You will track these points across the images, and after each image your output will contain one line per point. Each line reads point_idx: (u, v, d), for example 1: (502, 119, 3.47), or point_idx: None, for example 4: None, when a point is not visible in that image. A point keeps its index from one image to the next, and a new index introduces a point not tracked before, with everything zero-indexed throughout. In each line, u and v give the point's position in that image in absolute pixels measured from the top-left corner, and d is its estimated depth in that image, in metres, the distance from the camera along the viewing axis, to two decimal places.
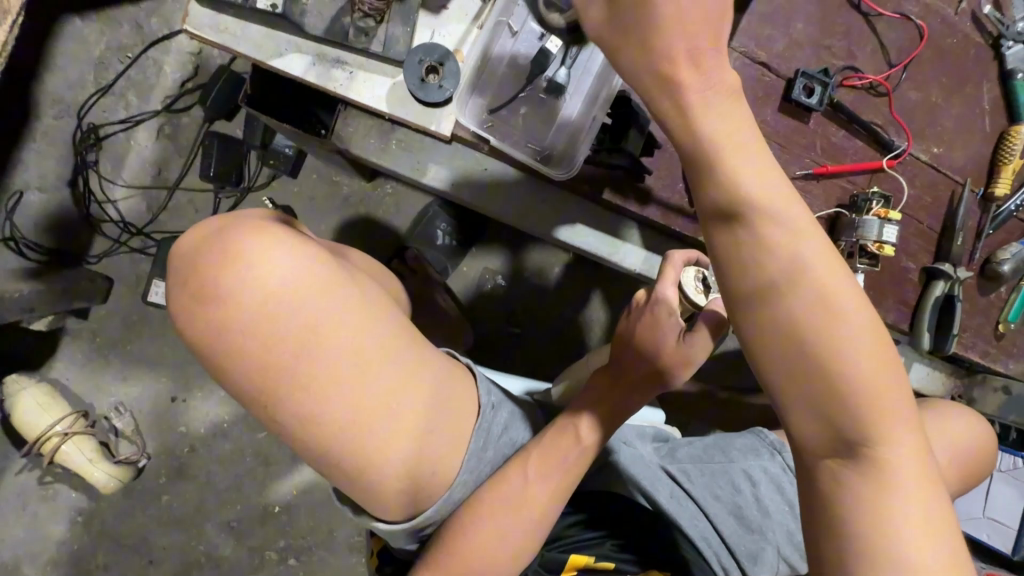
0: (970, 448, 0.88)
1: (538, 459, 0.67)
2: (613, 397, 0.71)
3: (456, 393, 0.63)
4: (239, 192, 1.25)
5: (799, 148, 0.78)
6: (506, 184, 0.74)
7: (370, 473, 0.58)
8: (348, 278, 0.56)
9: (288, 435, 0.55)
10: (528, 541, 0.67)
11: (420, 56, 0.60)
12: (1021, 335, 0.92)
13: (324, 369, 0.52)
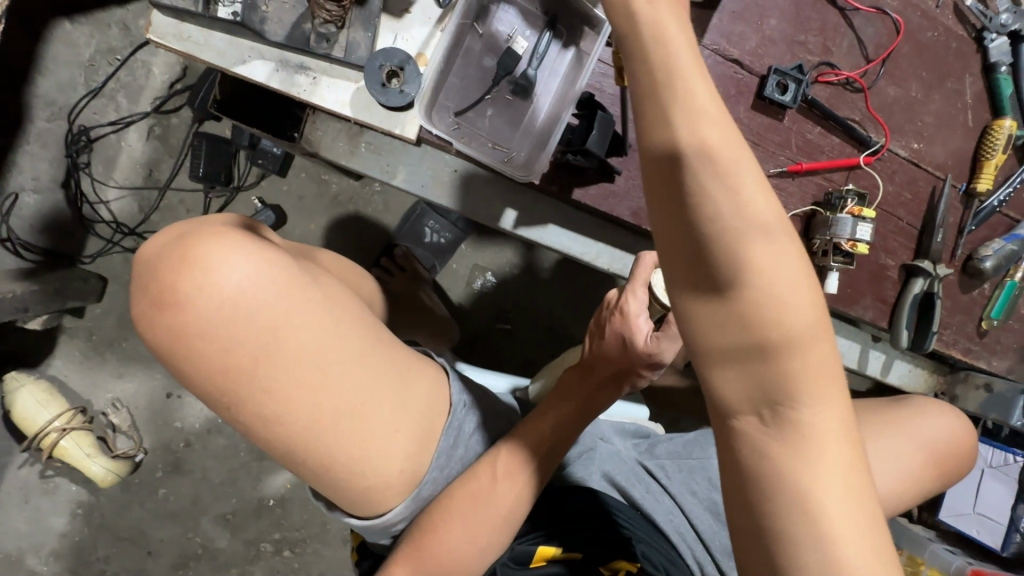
0: (947, 444, 0.88)
1: (507, 457, 0.68)
2: (583, 394, 0.72)
3: (422, 393, 0.64)
4: (229, 192, 1.27)
5: (774, 146, 0.78)
6: (476, 185, 0.75)
7: (337, 470, 0.59)
8: (309, 280, 0.56)
9: (253, 436, 0.56)
10: (497, 538, 0.68)
11: (381, 61, 0.60)
12: (1004, 332, 0.91)
13: (282, 374, 0.53)
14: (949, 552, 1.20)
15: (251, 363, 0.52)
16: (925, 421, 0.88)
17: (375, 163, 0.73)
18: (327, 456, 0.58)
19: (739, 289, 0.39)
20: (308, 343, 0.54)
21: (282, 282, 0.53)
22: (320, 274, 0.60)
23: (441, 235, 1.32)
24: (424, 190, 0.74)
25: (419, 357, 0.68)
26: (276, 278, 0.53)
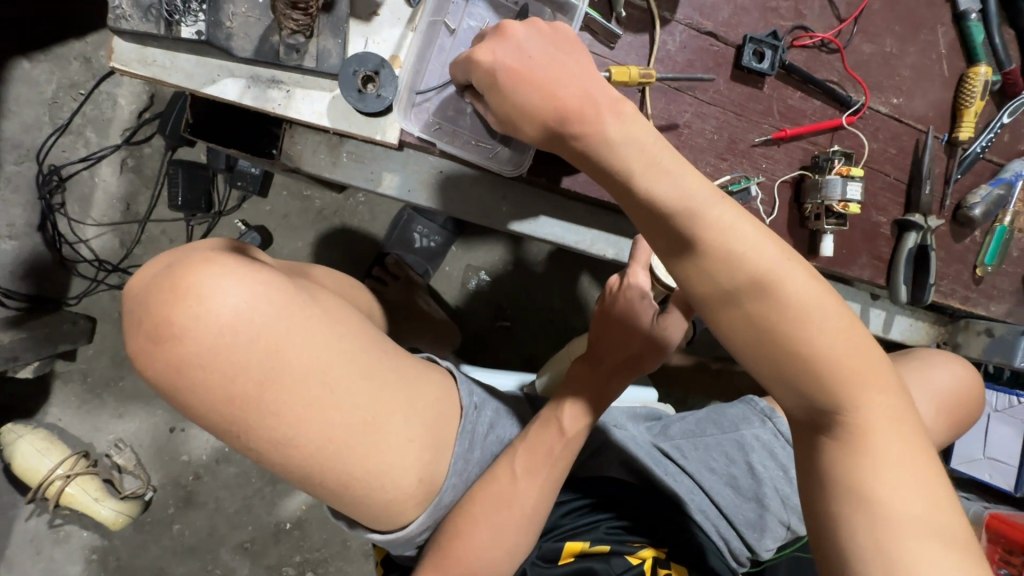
0: (954, 392, 0.89)
1: (524, 459, 0.67)
2: (594, 382, 0.71)
3: (431, 398, 0.64)
4: (211, 218, 1.25)
5: (756, 115, 0.77)
6: (464, 184, 0.72)
7: (356, 488, 0.58)
8: (307, 298, 0.55)
9: (266, 462, 0.55)
10: (520, 538, 0.68)
11: (354, 66, 0.59)
12: (999, 276, 0.92)
13: (291, 397, 0.52)
14: (966, 499, 1.21)
15: (257, 389, 0.51)
16: (932, 371, 0.89)
17: (359, 171, 0.69)
18: (345, 473, 0.57)
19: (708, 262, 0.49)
20: (314, 363, 0.53)
21: (279, 302, 0.52)
22: (315, 289, 0.59)
23: (431, 239, 1.29)
24: (410, 195, 0.71)
25: (425, 365, 0.67)
26: (272, 299, 0.52)
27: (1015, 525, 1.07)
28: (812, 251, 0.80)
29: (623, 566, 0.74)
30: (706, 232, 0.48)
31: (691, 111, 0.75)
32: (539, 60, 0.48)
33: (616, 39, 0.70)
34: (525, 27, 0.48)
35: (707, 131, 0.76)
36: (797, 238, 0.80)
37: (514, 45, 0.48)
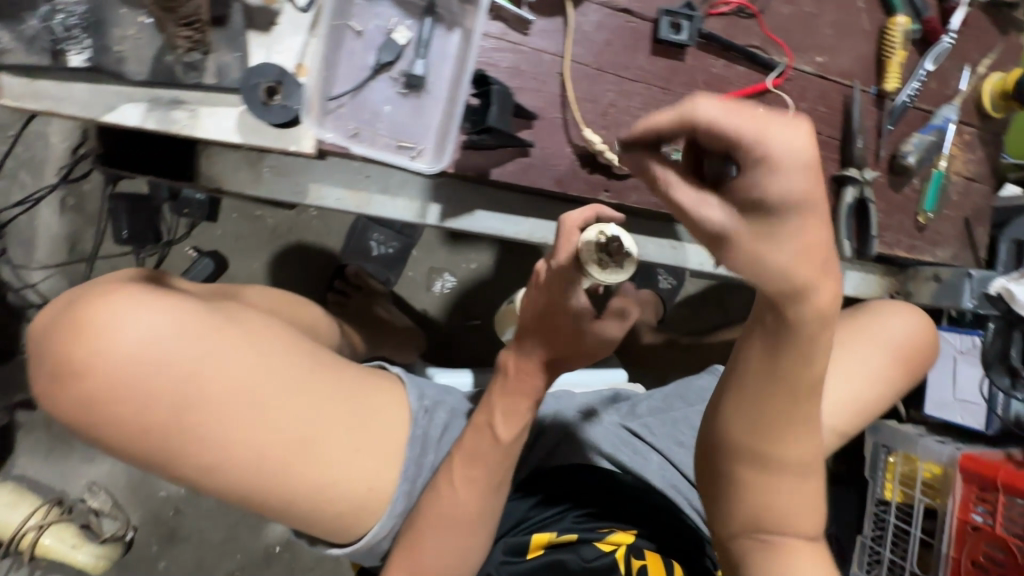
0: (907, 340, 0.90)
1: (462, 461, 0.69)
2: (529, 382, 0.69)
3: (374, 407, 0.66)
4: (161, 248, 1.20)
5: (682, 86, 0.77)
6: (394, 185, 0.71)
7: (299, 503, 0.60)
8: (222, 322, 0.56)
9: (201, 487, 0.56)
10: (473, 537, 0.70)
11: (257, 79, 0.56)
12: (941, 221, 0.93)
13: (217, 421, 0.53)
14: (938, 443, 1.23)
15: (174, 417, 0.51)
16: (884, 322, 0.90)
17: (285, 185, 0.67)
18: (286, 490, 0.58)
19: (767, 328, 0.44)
20: (239, 386, 0.54)
21: (196, 327, 0.53)
22: (241, 312, 0.61)
23: (388, 246, 1.25)
24: (341, 203, 0.69)
25: (364, 373, 0.69)
26: (186, 327, 0.52)
27: (983, 463, 1.10)
28: None
29: (596, 553, 0.73)
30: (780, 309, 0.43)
31: (616, 88, 0.74)
32: (805, 172, 0.34)
33: (529, 24, 0.69)
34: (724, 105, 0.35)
35: (634, 107, 0.75)
36: None
37: (775, 136, 0.33)
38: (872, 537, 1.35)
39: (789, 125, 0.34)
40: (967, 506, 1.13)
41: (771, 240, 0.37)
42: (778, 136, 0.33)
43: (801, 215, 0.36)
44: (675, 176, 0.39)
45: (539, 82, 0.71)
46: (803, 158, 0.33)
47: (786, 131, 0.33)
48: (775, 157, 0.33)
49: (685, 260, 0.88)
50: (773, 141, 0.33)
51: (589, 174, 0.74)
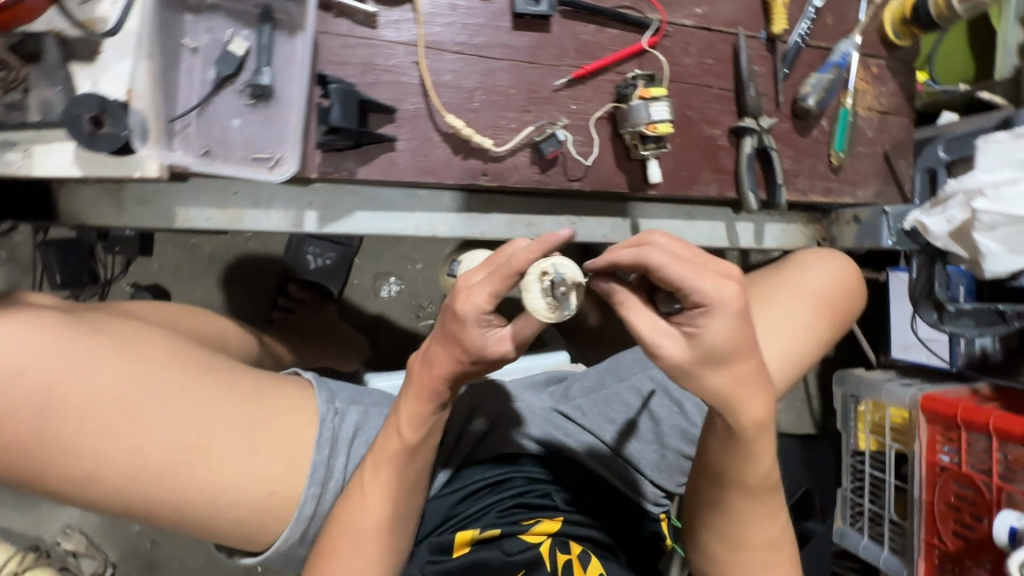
0: (829, 288, 0.86)
1: (372, 467, 0.67)
2: (427, 397, 0.64)
3: (271, 408, 0.66)
4: (99, 289, 1.22)
5: (552, 58, 0.75)
6: (265, 198, 0.70)
7: (188, 509, 0.61)
8: (88, 333, 0.58)
9: (87, 500, 0.58)
10: (388, 544, 0.69)
11: (78, 109, 0.55)
12: (856, 160, 0.90)
13: (83, 428, 0.55)
14: (902, 387, 1.20)
15: (38, 425, 0.54)
16: (805, 274, 0.87)
17: (150, 213, 0.67)
18: (172, 496, 0.59)
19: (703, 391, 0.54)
20: (105, 394, 0.56)
21: (57, 338, 0.55)
22: (121, 324, 0.62)
23: (325, 257, 1.27)
24: (211, 222, 0.69)
25: (263, 376, 0.69)
26: (45, 339, 0.55)
27: (944, 402, 1.07)
28: (643, 180, 0.79)
29: (519, 547, 0.72)
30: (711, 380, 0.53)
31: (480, 69, 0.73)
32: (722, 290, 0.48)
33: (375, 17, 0.68)
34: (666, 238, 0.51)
35: (501, 86, 0.73)
36: (626, 171, 0.79)
37: (707, 287, 0.48)
38: (851, 488, 1.32)
39: (716, 286, 0.48)
40: (934, 446, 1.10)
41: (706, 345, 0.50)
42: (713, 293, 0.48)
43: (730, 344, 0.51)
44: (634, 302, 0.53)
45: (395, 75, 0.70)
46: (726, 305, 0.48)
47: (720, 292, 0.48)
48: (707, 309, 0.49)
49: (588, 235, 0.83)
50: (704, 289, 0.48)
51: (464, 160, 0.73)
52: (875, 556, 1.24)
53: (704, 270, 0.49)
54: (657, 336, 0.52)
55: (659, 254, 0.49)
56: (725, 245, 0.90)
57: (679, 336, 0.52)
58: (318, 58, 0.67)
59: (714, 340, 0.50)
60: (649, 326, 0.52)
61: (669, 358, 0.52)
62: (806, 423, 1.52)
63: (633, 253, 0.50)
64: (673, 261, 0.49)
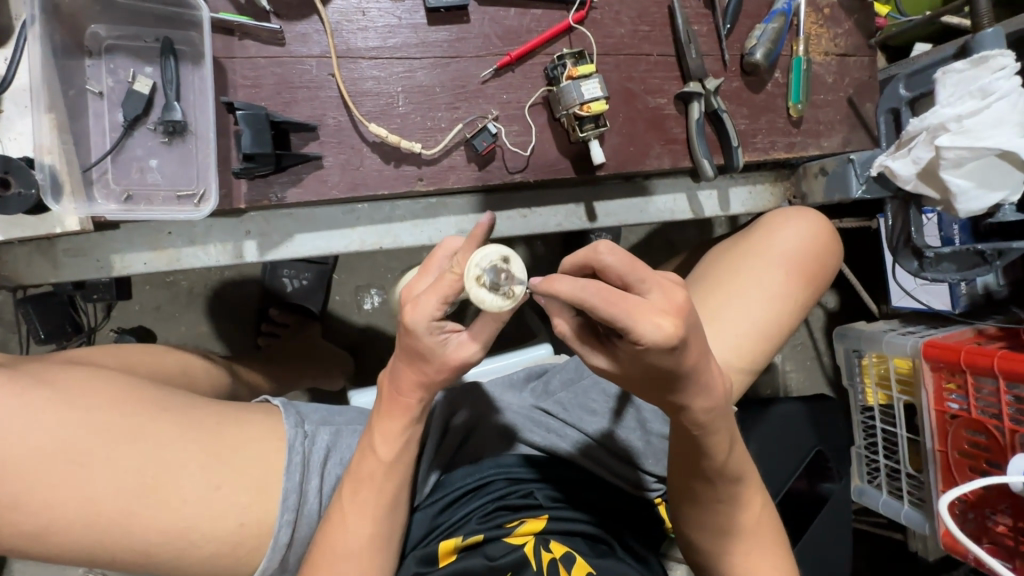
0: (799, 245, 0.82)
1: (349, 489, 0.62)
2: (404, 416, 0.60)
3: (239, 439, 0.61)
4: (85, 337, 1.15)
5: (475, 49, 0.72)
6: (200, 233, 0.69)
7: (157, 552, 0.56)
8: (25, 381, 0.54)
9: (46, 554, 0.55)
10: (371, 567, 0.63)
11: None
12: (818, 110, 0.85)
13: (30, 485, 0.52)
14: (901, 335, 1.09)
15: None
16: (779, 236, 0.82)
17: (84, 265, 0.67)
18: (134, 541, 0.55)
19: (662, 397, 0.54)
20: (51, 444, 0.52)
21: None
22: (64, 369, 0.58)
23: (301, 278, 1.21)
24: (150, 266, 0.69)
25: (225, 407, 0.64)
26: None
27: (944, 346, 0.97)
28: (590, 163, 0.76)
29: (503, 550, 0.65)
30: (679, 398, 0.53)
31: (400, 72, 0.70)
32: (673, 322, 0.43)
33: (281, 34, 0.66)
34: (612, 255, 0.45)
35: (425, 85, 0.71)
36: (572, 154, 0.75)
37: (647, 332, 0.43)
38: (865, 446, 1.22)
39: (655, 331, 0.43)
40: (941, 395, 0.99)
41: (663, 366, 0.47)
42: (655, 337, 0.43)
43: (668, 370, 0.48)
44: (569, 330, 0.49)
45: (312, 90, 0.67)
46: (666, 347, 0.44)
47: (661, 337, 0.43)
48: (645, 350, 0.44)
49: (540, 226, 0.80)
50: (643, 333, 0.43)
51: (397, 168, 0.70)
52: (895, 513, 1.12)
53: (643, 308, 0.43)
54: (593, 357, 0.50)
55: (593, 295, 0.42)
56: (690, 217, 0.87)
57: (616, 359, 0.49)
58: (227, 84, 0.65)
59: (673, 363, 0.47)
60: (591, 347, 0.49)
61: (606, 373, 0.51)
62: (816, 382, 1.48)
63: (567, 288, 0.43)
64: (608, 304, 0.42)
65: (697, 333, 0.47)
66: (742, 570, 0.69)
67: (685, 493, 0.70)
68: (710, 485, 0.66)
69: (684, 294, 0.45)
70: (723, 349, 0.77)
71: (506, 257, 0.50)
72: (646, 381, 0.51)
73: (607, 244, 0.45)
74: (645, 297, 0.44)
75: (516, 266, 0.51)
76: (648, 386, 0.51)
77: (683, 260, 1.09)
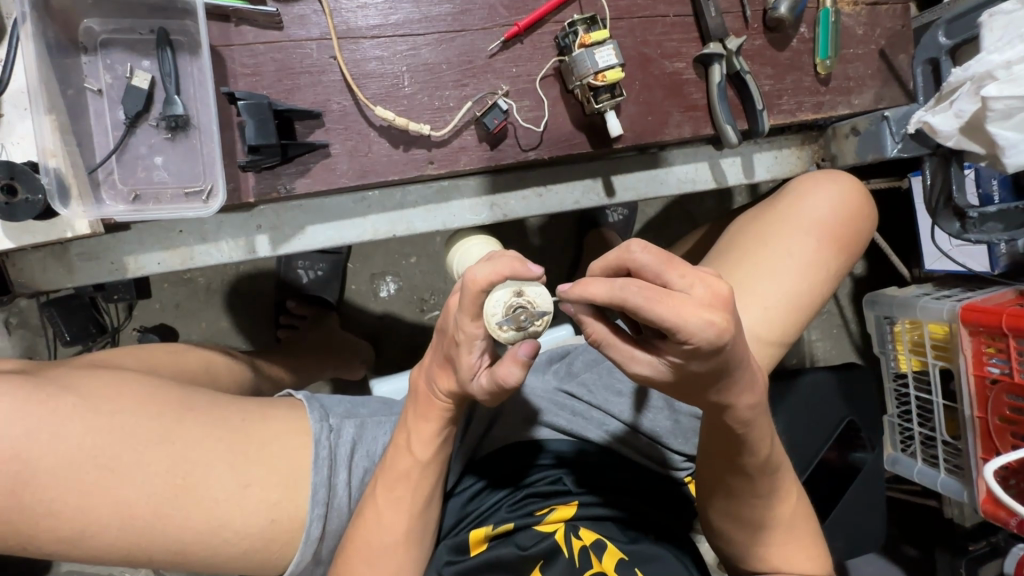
0: (829, 211, 0.78)
1: (384, 487, 0.62)
2: (436, 415, 0.59)
3: (265, 436, 0.61)
4: (109, 337, 1.16)
5: (480, 21, 0.69)
6: (211, 230, 0.68)
7: (192, 550, 0.57)
8: (51, 390, 0.54)
9: (85, 557, 0.55)
10: (405, 560, 0.63)
11: None
12: (848, 65, 0.80)
13: (63, 492, 0.52)
14: (937, 299, 1.04)
15: (16, 496, 0.51)
16: (808, 202, 0.79)
17: (99, 268, 0.67)
18: (170, 542, 0.55)
19: (704, 398, 0.52)
20: (79, 452, 0.52)
21: (13, 408, 0.51)
22: (87, 374, 0.58)
23: (316, 269, 1.20)
24: (164, 266, 0.68)
25: (248, 404, 0.64)
26: (5, 405, 0.50)
27: (985, 309, 0.91)
28: (606, 135, 0.72)
29: (534, 539, 0.65)
30: (722, 397, 0.52)
31: (403, 50, 0.67)
32: (718, 316, 0.42)
33: (278, 17, 0.63)
34: (652, 254, 0.45)
35: (430, 63, 0.67)
36: (586, 128, 0.72)
37: (695, 327, 0.41)
38: (898, 414, 1.17)
39: (704, 326, 0.42)
40: (980, 359, 0.94)
41: (705, 364, 0.45)
42: (703, 334, 0.42)
43: (715, 370, 0.47)
44: (610, 334, 0.48)
45: (314, 75, 0.65)
46: (714, 340, 0.42)
47: (708, 333, 0.42)
48: (692, 349, 0.43)
49: (557, 204, 0.77)
50: (691, 329, 0.42)
51: (406, 152, 0.67)
52: (932, 481, 1.08)
53: (688, 303, 0.42)
54: (633, 362, 0.47)
55: (636, 294, 0.42)
56: (713, 186, 0.83)
57: (660, 363, 0.47)
58: (227, 74, 0.63)
59: (718, 359, 0.45)
60: (631, 352, 0.47)
61: (649, 377, 0.48)
62: (843, 351, 1.44)
63: (609, 289, 0.43)
64: (651, 301, 0.41)
65: (741, 331, 0.46)
66: (775, 553, 0.68)
67: (714, 482, 0.67)
68: (744, 478, 0.63)
69: (727, 290, 0.44)
70: (752, 323, 0.74)
71: (519, 290, 0.49)
72: (689, 385, 0.49)
73: (640, 242, 0.46)
74: (688, 292, 0.43)
75: (532, 295, 0.50)
76: (689, 390, 0.50)
77: (704, 232, 1.05)
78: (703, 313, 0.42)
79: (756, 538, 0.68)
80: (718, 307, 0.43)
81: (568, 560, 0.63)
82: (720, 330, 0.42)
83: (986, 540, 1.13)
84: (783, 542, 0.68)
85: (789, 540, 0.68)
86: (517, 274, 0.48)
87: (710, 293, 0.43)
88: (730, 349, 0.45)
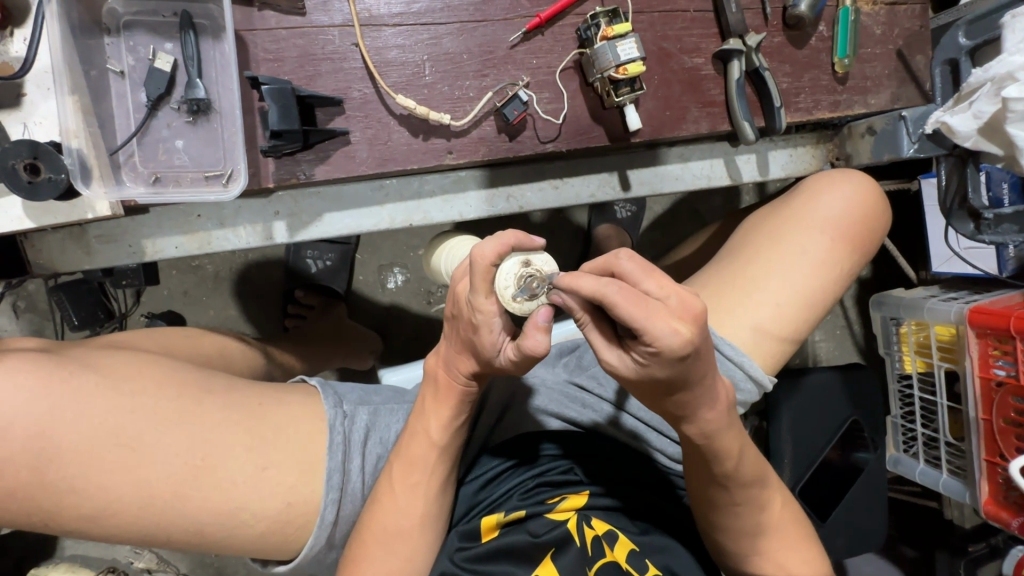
0: (843, 209, 0.78)
1: (400, 472, 0.62)
2: (454, 399, 0.60)
3: (281, 420, 0.61)
4: (117, 322, 1.15)
5: (500, 11, 0.69)
6: (229, 215, 0.68)
7: (207, 531, 0.57)
8: (71, 368, 0.54)
9: (103, 536, 0.56)
10: (418, 543, 0.64)
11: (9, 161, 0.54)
12: (865, 65, 0.80)
13: (82, 471, 0.52)
14: (944, 301, 1.04)
15: (38, 474, 0.51)
16: (822, 201, 0.79)
17: (117, 250, 0.67)
18: (188, 522, 0.56)
19: (667, 408, 0.53)
20: (101, 431, 0.52)
21: (36, 384, 0.51)
22: (106, 354, 0.58)
23: (325, 259, 1.18)
24: (181, 250, 0.68)
25: (264, 388, 0.64)
26: (28, 382, 0.51)
27: (994, 313, 0.91)
28: (624, 131, 0.72)
29: (546, 527, 0.65)
30: (677, 409, 0.52)
31: (425, 38, 0.67)
32: (677, 326, 0.42)
33: (301, 2, 0.63)
34: (636, 265, 0.44)
35: (451, 53, 0.67)
36: (604, 121, 0.72)
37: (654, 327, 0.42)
38: (902, 415, 1.18)
39: (666, 327, 0.42)
40: (987, 361, 0.94)
41: (665, 370, 0.45)
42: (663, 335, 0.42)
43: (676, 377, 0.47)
44: (590, 319, 0.48)
45: (336, 62, 0.65)
46: (676, 350, 0.43)
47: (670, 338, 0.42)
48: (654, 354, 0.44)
49: (572, 197, 0.77)
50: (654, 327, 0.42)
51: (425, 141, 0.67)
52: (934, 482, 1.08)
53: (659, 309, 0.42)
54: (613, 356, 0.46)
55: (615, 292, 0.42)
56: (727, 183, 0.83)
57: (624, 364, 0.47)
58: (249, 59, 0.63)
59: (675, 370, 0.45)
60: (598, 338, 0.48)
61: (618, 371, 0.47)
62: (847, 352, 1.45)
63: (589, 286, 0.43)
64: (624, 299, 0.42)
65: (709, 347, 0.46)
66: (774, 552, 0.68)
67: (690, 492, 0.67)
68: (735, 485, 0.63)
69: (701, 305, 0.44)
70: (764, 320, 0.75)
71: (527, 260, 0.51)
72: (649, 390, 0.49)
73: (628, 251, 0.45)
74: (664, 301, 0.43)
75: (539, 263, 0.52)
76: (644, 395, 0.51)
77: (715, 230, 1.05)
78: (665, 320, 0.42)
79: (759, 542, 0.68)
80: (686, 318, 0.43)
81: (580, 549, 0.63)
82: (675, 341, 0.42)
83: (984, 542, 1.14)
84: (788, 535, 0.69)
85: (791, 535, 0.69)
86: (523, 245, 0.50)
87: (684, 304, 0.43)
88: (684, 363, 0.45)
